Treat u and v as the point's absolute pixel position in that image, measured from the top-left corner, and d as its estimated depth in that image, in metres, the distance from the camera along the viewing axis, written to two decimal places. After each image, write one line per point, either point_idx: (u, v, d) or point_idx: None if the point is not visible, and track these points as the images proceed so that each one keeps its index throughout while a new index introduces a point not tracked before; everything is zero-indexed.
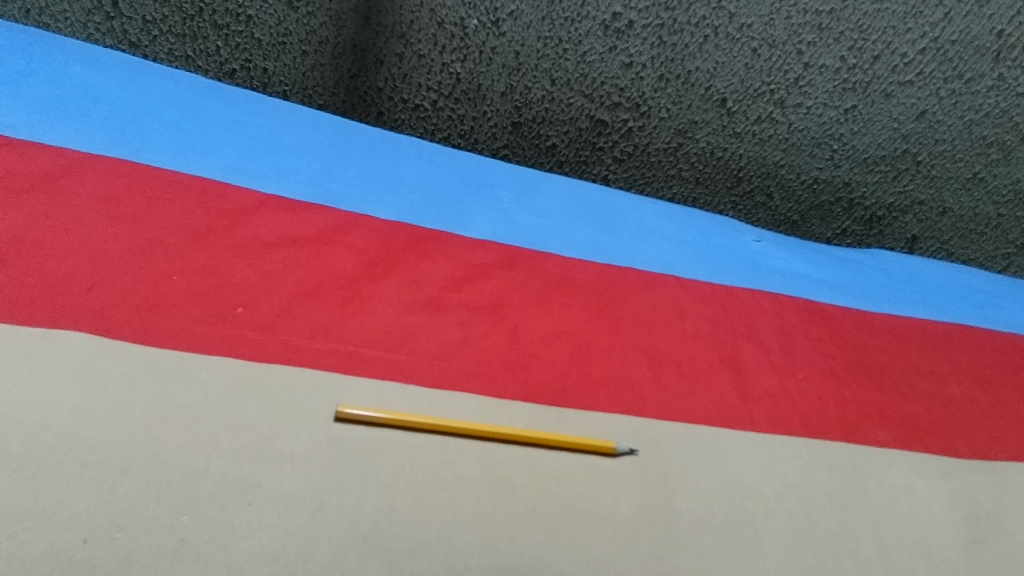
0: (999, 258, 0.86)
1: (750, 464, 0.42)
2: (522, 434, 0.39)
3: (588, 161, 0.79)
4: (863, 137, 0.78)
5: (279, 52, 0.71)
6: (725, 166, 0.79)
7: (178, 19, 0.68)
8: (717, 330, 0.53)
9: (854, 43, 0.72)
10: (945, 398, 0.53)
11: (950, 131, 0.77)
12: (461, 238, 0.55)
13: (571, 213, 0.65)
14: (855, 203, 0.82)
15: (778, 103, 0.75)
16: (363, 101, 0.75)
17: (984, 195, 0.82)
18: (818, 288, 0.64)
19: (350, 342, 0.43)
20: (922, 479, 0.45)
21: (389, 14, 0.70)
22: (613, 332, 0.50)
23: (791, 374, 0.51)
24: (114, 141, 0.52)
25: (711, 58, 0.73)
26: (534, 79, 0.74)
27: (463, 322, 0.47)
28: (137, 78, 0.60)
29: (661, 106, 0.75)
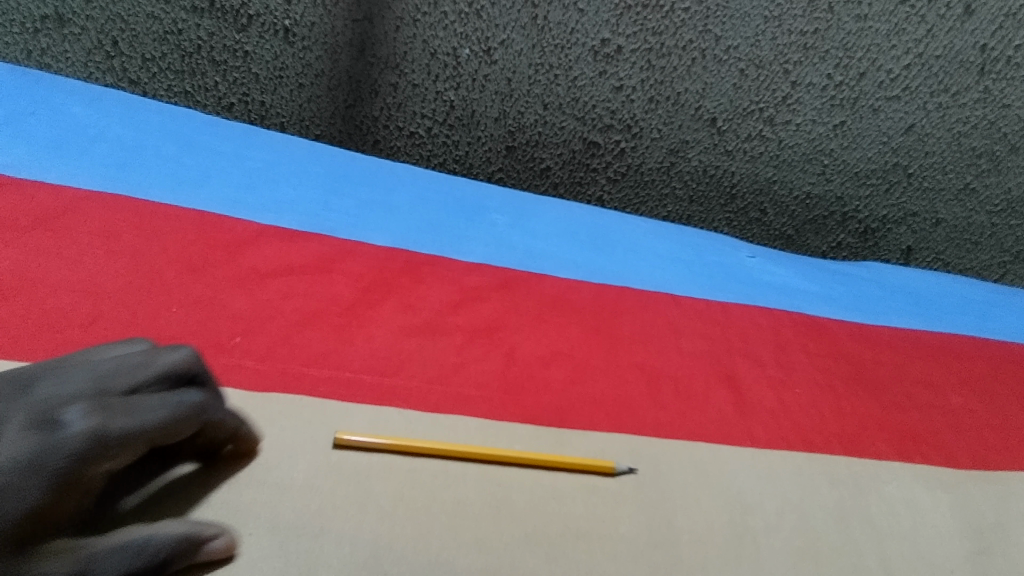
0: (995, 267, 0.87)
1: (750, 480, 0.42)
2: (522, 456, 0.39)
3: (583, 183, 0.81)
4: (853, 152, 0.79)
5: (276, 85, 0.73)
6: (718, 184, 0.81)
7: (176, 56, 0.70)
8: (713, 347, 0.54)
9: (840, 61, 0.73)
10: (945, 409, 0.53)
11: (939, 143, 0.78)
12: (457, 262, 0.56)
13: (567, 234, 0.65)
14: (848, 216, 0.83)
15: (767, 121, 0.77)
16: (359, 130, 0.76)
17: (977, 205, 0.83)
18: (814, 303, 0.64)
19: (347, 368, 0.43)
20: (924, 491, 0.45)
21: (383, 46, 0.71)
22: (609, 351, 0.51)
23: (788, 389, 0.51)
24: (114, 177, 0.53)
25: (699, 80, 0.74)
26: (526, 105, 0.75)
27: (459, 345, 0.47)
28: (136, 115, 0.61)
29: (652, 127, 0.77)
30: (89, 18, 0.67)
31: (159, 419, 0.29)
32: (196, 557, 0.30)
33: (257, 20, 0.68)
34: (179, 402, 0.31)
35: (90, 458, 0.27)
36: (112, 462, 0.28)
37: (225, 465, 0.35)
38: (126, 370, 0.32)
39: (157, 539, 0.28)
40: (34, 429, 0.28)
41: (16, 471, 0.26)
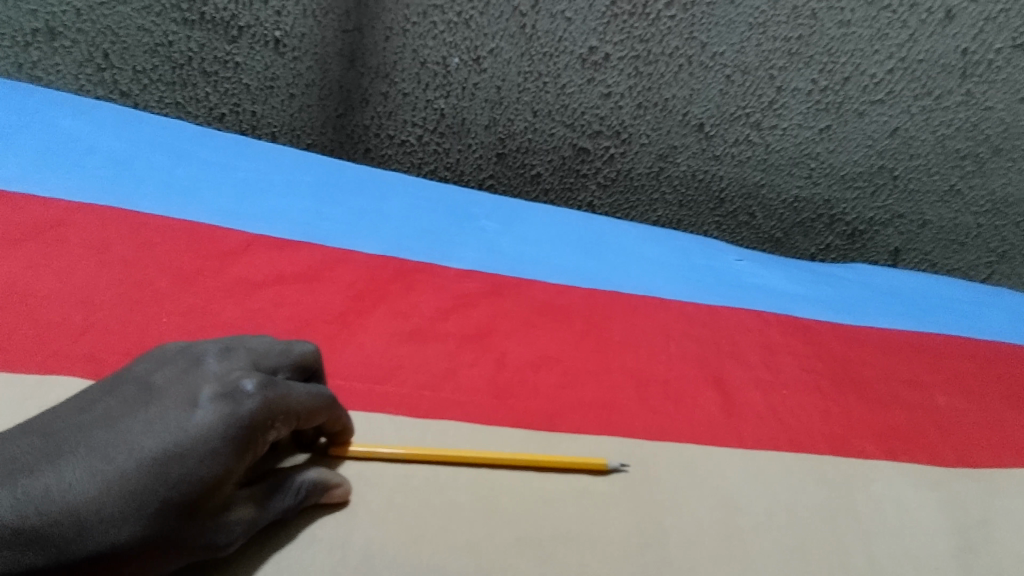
0: (982, 266, 0.89)
1: (738, 481, 0.43)
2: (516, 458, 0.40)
3: (573, 188, 0.82)
4: (839, 155, 0.80)
5: (267, 95, 0.73)
6: (707, 188, 0.82)
7: (167, 68, 0.70)
8: (702, 350, 0.54)
9: (825, 66, 0.73)
10: (931, 408, 0.54)
11: (924, 146, 0.79)
12: (448, 269, 0.57)
13: (557, 239, 0.66)
14: (836, 218, 0.84)
15: (754, 126, 0.77)
16: (351, 138, 0.77)
17: (962, 206, 0.84)
18: (802, 305, 0.65)
19: (339, 376, 0.44)
20: (910, 489, 0.46)
21: (373, 56, 0.72)
22: (599, 355, 0.51)
23: (777, 391, 0.52)
24: (105, 189, 0.53)
25: (686, 86, 0.74)
26: (516, 112, 0.76)
27: (450, 351, 0.48)
28: (127, 127, 0.62)
29: (641, 133, 0.77)
30: (79, 31, 0.67)
31: (308, 396, 0.34)
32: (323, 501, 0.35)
33: (247, 32, 0.69)
34: (320, 390, 0.35)
35: (266, 424, 0.31)
36: (276, 431, 0.32)
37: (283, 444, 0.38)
38: (277, 354, 0.35)
39: (302, 483, 0.34)
40: (217, 397, 0.30)
41: (208, 434, 0.29)
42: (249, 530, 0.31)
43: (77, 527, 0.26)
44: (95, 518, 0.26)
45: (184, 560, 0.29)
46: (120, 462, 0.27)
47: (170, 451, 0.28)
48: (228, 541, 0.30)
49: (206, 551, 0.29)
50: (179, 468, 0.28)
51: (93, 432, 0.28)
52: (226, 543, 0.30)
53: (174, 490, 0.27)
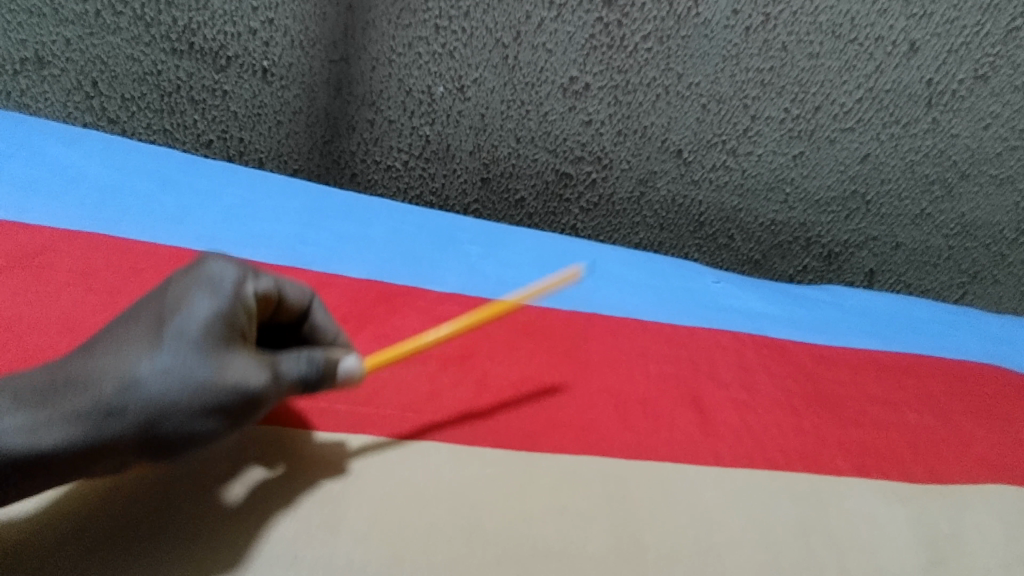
0: (954, 287, 0.92)
1: (715, 498, 0.44)
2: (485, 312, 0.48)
3: (557, 213, 0.83)
4: (813, 181, 0.82)
5: (255, 122, 0.75)
6: (687, 213, 0.84)
7: (156, 96, 0.72)
8: (679, 369, 0.56)
9: (796, 96, 0.75)
10: (902, 425, 0.56)
11: (894, 172, 0.81)
12: (431, 292, 0.58)
13: (538, 263, 0.68)
14: (812, 241, 0.87)
15: (730, 152, 0.79)
16: (337, 164, 0.78)
17: (933, 229, 0.87)
18: (776, 325, 0.67)
19: (321, 399, 0.44)
20: (883, 505, 0.47)
21: (359, 85, 0.73)
22: (579, 376, 0.52)
23: (752, 409, 0.53)
24: (91, 217, 0.54)
25: (664, 115, 0.76)
26: (499, 139, 0.77)
27: (431, 372, 0.49)
28: (115, 153, 0.63)
29: (621, 158, 0.79)
30: (69, 59, 0.69)
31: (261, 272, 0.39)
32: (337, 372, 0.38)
33: (236, 61, 0.71)
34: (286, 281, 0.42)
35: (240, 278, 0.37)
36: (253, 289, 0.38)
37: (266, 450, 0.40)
38: None
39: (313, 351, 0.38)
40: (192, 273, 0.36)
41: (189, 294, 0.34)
42: (272, 387, 0.35)
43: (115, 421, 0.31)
44: (129, 379, 0.32)
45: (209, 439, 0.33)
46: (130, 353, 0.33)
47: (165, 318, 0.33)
48: (255, 395, 0.34)
49: (242, 406, 0.33)
50: (181, 332, 0.33)
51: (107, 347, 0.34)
52: (254, 396, 0.34)
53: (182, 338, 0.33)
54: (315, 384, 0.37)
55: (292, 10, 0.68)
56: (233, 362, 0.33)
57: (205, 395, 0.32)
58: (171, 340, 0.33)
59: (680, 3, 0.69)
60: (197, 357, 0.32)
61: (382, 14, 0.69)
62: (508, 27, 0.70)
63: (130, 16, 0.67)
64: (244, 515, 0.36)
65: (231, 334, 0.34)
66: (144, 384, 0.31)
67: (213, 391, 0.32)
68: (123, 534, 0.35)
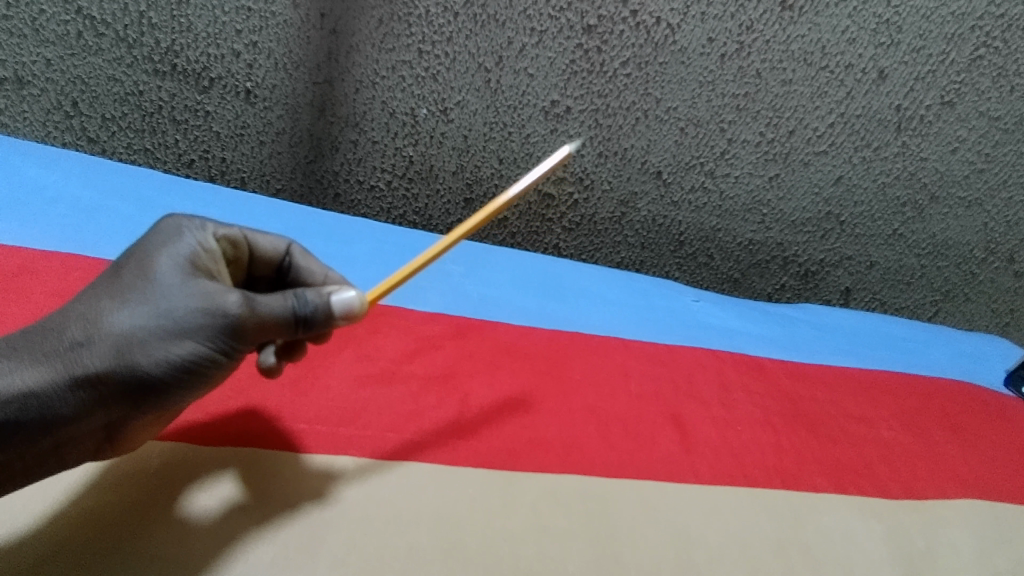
0: (927, 304, 0.94)
1: (694, 516, 0.44)
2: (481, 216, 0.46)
3: (539, 232, 0.84)
4: (789, 202, 0.84)
5: (237, 143, 0.75)
6: (667, 232, 0.85)
7: (137, 116, 0.72)
8: (660, 387, 0.56)
9: (770, 121, 0.77)
10: (878, 442, 0.57)
11: (866, 194, 0.83)
12: (414, 312, 0.58)
13: (521, 283, 0.68)
14: (789, 260, 0.89)
15: (708, 174, 0.81)
16: (320, 184, 0.79)
17: (906, 249, 0.89)
18: (755, 343, 0.68)
19: (302, 420, 0.44)
20: (859, 522, 0.48)
21: (342, 106, 0.73)
22: (561, 395, 0.53)
23: (731, 427, 0.54)
24: (70, 238, 0.54)
25: (643, 138, 0.78)
26: (482, 160, 0.78)
27: (413, 392, 0.49)
28: (95, 174, 0.62)
29: (602, 180, 0.80)
30: (49, 80, 0.69)
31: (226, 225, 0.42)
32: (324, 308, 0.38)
33: (218, 83, 0.71)
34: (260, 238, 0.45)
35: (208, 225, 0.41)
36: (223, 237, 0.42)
37: (245, 469, 0.40)
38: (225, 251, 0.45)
39: (298, 291, 0.38)
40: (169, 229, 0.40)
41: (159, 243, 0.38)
42: (248, 312, 0.36)
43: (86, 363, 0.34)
44: (99, 315, 0.35)
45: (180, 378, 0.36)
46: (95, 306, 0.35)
47: (137, 265, 0.37)
48: (224, 316, 0.35)
49: (211, 328, 0.35)
50: (150, 278, 0.36)
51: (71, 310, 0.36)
52: (223, 318, 0.35)
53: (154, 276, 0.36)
54: (303, 315, 0.38)
55: (276, 33, 0.69)
56: (197, 287, 0.36)
57: (170, 321, 0.35)
58: (135, 277, 0.36)
59: (656, 30, 0.70)
60: (159, 288, 0.35)
61: (365, 38, 0.69)
62: (489, 52, 0.70)
63: (111, 38, 0.68)
64: (220, 534, 0.36)
65: (195, 270, 0.37)
66: (121, 322, 0.34)
67: (176, 315, 0.35)
68: (112, 551, 0.35)
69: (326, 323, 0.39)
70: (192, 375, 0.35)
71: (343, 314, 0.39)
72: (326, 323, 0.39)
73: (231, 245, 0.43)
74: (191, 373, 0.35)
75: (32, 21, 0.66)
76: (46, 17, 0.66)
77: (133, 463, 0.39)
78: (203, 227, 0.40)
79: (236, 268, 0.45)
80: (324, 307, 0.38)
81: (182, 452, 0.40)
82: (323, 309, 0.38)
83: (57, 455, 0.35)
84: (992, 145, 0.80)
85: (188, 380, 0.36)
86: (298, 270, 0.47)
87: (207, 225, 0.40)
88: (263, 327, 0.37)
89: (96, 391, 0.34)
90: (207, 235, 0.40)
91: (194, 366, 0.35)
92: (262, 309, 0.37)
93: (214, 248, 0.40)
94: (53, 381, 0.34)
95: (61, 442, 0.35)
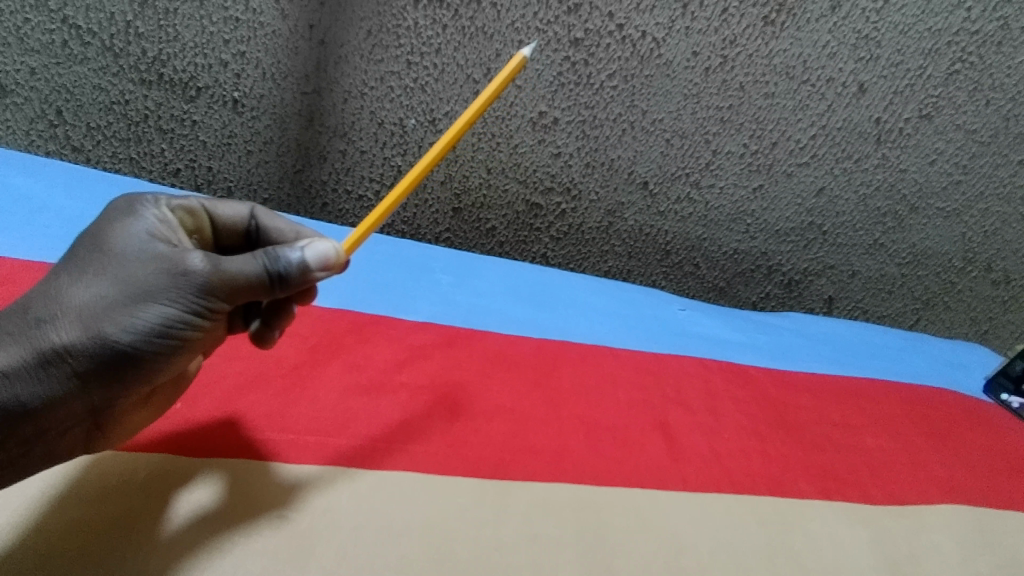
0: (908, 313, 0.96)
1: (683, 524, 0.45)
2: (443, 141, 0.45)
3: (527, 242, 0.85)
4: (772, 212, 0.85)
5: (224, 152, 0.75)
6: (654, 242, 0.86)
7: (122, 125, 0.72)
8: (648, 396, 0.57)
9: (754, 132, 0.78)
10: (862, 448, 0.58)
11: (848, 205, 0.85)
12: (402, 321, 0.58)
13: (509, 292, 0.68)
14: (773, 269, 0.90)
15: (694, 185, 0.82)
16: (308, 193, 0.78)
17: (887, 258, 0.91)
18: (740, 352, 0.69)
19: (292, 430, 0.44)
20: (845, 527, 0.48)
21: (330, 116, 0.74)
22: (550, 403, 0.53)
23: (719, 434, 0.54)
24: (55, 247, 0.53)
25: (630, 149, 0.78)
26: (470, 169, 0.79)
27: (403, 402, 0.49)
28: (80, 184, 0.62)
29: (590, 190, 0.81)
30: (33, 89, 0.69)
31: (180, 198, 0.42)
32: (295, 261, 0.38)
33: (205, 92, 0.71)
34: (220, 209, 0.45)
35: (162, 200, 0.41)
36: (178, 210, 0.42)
37: (233, 479, 0.40)
38: None
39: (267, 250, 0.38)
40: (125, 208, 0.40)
41: (117, 218, 0.38)
42: (212, 270, 0.36)
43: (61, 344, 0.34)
44: (60, 291, 0.35)
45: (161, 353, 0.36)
46: (62, 287, 0.35)
47: (96, 243, 0.37)
48: (188, 276, 0.35)
49: (176, 289, 0.35)
50: (110, 252, 0.36)
51: (38, 291, 0.36)
52: (187, 278, 0.35)
53: (115, 250, 0.36)
54: (275, 272, 0.37)
55: (264, 44, 0.69)
56: (158, 253, 0.36)
57: (134, 288, 0.35)
58: (94, 252, 0.36)
59: (642, 44, 0.71)
60: (119, 258, 0.36)
61: (353, 49, 0.69)
62: (478, 64, 0.71)
63: (97, 47, 0.67)
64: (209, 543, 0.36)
65: (158, 240, 0.37)
66: (84, 297, 0.35)
67: (139, 281, 0.35)
68: (106, 561, 0.34)
69: (298, 274, 0.38)
70: (164, 341, 0.36)
71: (317, 265, 0.39)
72: (300, 276, 0.38)
73: (189, 215, 0.43)
74: (162, 337, 0.36)
75: (17, 29, 0.66)
76: (31, 26, 0.66)
77: (116, 476, 0.39)
78: (156, 200, 0.40)
79: (201, 240, 0.45)
80: (295, 259, 0.38)
81: (168, 464, 0.40)
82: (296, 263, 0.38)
83: (43, 445, 0.35)
84: (969, 157, 0.82)
85: (164, 348, 0.36)
86: (266, 232, 0.47)
87: (159, 198, 0.40)
88: (231, 284, 0.37)
89: (71, 370, 0.34)
90: (161, 207, 0.40)
91: (164, 331, 0.35)
92: (229, 270, 0.36)
93: (170, 218, 0.40)
94: (25, 361, 0.33)
95: (44, 429, 0.35)
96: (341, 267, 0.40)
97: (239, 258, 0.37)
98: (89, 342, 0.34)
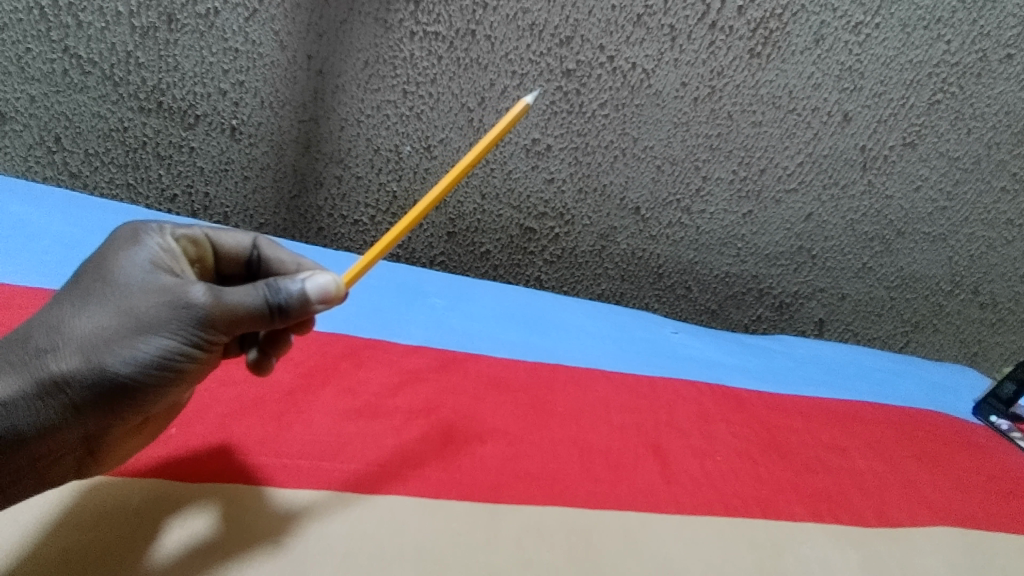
0: (898, 335, 0.97)
1: (675, 547, 0.45)
2: (446, 180, 0.45)
3: (521, 265, 0.86)
4: (762, 237, 0.86)
5: (221, 177, 0.76)
6: (646, 265, 0.87)
7: (121, 151, 0.73)
8: (641, 419, 0.57)
9: (743, 160, 0.80)
10: (853, 471, 0.58)
11: (836, 229, 0.87)
12: (397, 345, 0.58)
13: (503, 316, 0.69)
14: (764, 292, 0.91)
15: (685, 211, 0.83)
16: (304, 218, 0.79)
17: (876, 281, 0.92)
18: (732, 374, 0.70)
19: (286, 454, 0.44)
20: (837, 551, 0.48)
21: (327, 143, 0.75)
22: (544, 426, 0.53)
23: (711, 457, 0.55)
24: (53, 273, 0.54)
25: (622, 175, 0.80)
26: (465, 195, 0.80)
27: (397, 426, 0.49)
28: (77, 210, 0.62)
29: (583, 215, 0.83)
30: (32, 116, 0.70)
31: (184, 227, 0.43)
32: (295, 294, 0.38)
33: (204, 120, 0.72)
34: (224, 238, 0.46)
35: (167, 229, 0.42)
36: (182, 239, 0.43)
37: (227, 505, 0.40)
38: None
39: (268, 281, 0.39)
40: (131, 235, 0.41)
41: (118, 248, 0.38)
42: (213, 302, 0.36)
43: (59, 374, 0.34)
44: (61, 321, 0.35)
45: (159, 383, 0.36)
46: (62, 316, 0.36)
47: (98, 273, 0.37)
48: (188, 308, 0.36)
49: (176, 321, 0.36)
50: (111, 283, 0.37)
51: (38, 320, 0.36)
52: (188, 310, 0.36)
53: (116, 280, 0.37)
54: (276, 304, 0.38)
55: (263, 73, 0.70)
56: (160, 284, 0.37)
57: (134, 320, 0.35)
58: (96, 281, 0.37)
59: (632, 75, 0.73)
60: (122, 289, 0.36)
61: (351, 79, 0.71)
62: (472, 93, 0.73)
63: (98, 76, 0.69)
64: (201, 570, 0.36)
65: (160, 270, 0.38)
66: (83, 329, 0.35)
67: (140, 312, 0.36)
68: None
69: (298, 305, 0.39)
70: (162, 372, 0.36)
71: (317, 298, 0.39)
72: (299, 307, 0.39)
73: (192, 245, 0.44)
74: (161, 369, 0.36)
75: (18, 59, 0.67)
76: (32, 55, 0.67)
77: (111, 500, 0.39)
78: (159, 229, 0.41)
79: (203, 269, 0.45)
80: (295, 291, 0.38)
81: (162, 487, 0.40)
82: (298, 296, 0.38)
83: (37, 471, 0.35)
84: (952, 183, 0.84)
85: (161, 380, 0.36)
86: (267, 263, 0.47)
87: (164, 228, 0.41)
88: (230, 316, 0.37)
89: (68, 400, 0.34)
90: (164, 236, 0.41)
91: (162, 363, 0.36)
92: (230, 301, 0.37)
93: (173, 247, 0.41)
94: (22, 392, 0.34)
95: (39, 456, 0.35)
96: (340, 299, 0.41)
97: (239, 290, 0.37)
98: (87, 372, 0.34)
